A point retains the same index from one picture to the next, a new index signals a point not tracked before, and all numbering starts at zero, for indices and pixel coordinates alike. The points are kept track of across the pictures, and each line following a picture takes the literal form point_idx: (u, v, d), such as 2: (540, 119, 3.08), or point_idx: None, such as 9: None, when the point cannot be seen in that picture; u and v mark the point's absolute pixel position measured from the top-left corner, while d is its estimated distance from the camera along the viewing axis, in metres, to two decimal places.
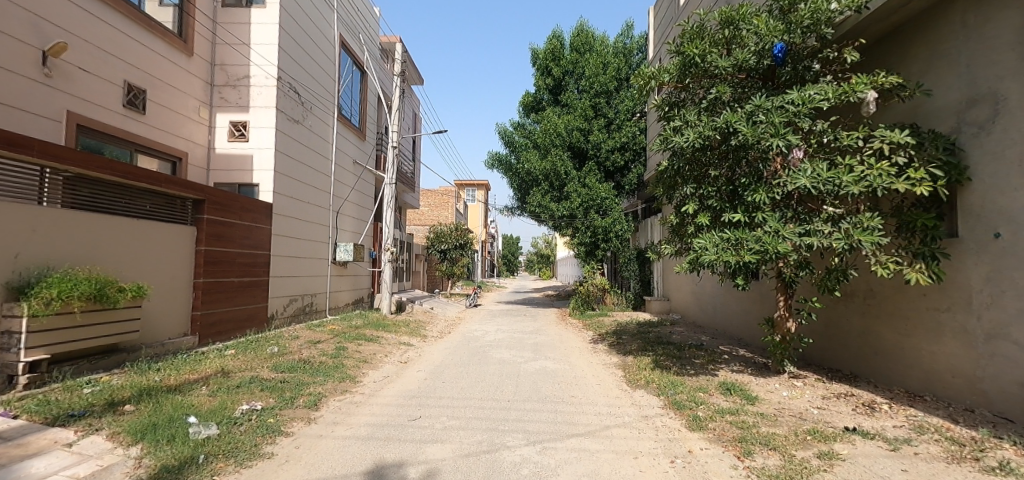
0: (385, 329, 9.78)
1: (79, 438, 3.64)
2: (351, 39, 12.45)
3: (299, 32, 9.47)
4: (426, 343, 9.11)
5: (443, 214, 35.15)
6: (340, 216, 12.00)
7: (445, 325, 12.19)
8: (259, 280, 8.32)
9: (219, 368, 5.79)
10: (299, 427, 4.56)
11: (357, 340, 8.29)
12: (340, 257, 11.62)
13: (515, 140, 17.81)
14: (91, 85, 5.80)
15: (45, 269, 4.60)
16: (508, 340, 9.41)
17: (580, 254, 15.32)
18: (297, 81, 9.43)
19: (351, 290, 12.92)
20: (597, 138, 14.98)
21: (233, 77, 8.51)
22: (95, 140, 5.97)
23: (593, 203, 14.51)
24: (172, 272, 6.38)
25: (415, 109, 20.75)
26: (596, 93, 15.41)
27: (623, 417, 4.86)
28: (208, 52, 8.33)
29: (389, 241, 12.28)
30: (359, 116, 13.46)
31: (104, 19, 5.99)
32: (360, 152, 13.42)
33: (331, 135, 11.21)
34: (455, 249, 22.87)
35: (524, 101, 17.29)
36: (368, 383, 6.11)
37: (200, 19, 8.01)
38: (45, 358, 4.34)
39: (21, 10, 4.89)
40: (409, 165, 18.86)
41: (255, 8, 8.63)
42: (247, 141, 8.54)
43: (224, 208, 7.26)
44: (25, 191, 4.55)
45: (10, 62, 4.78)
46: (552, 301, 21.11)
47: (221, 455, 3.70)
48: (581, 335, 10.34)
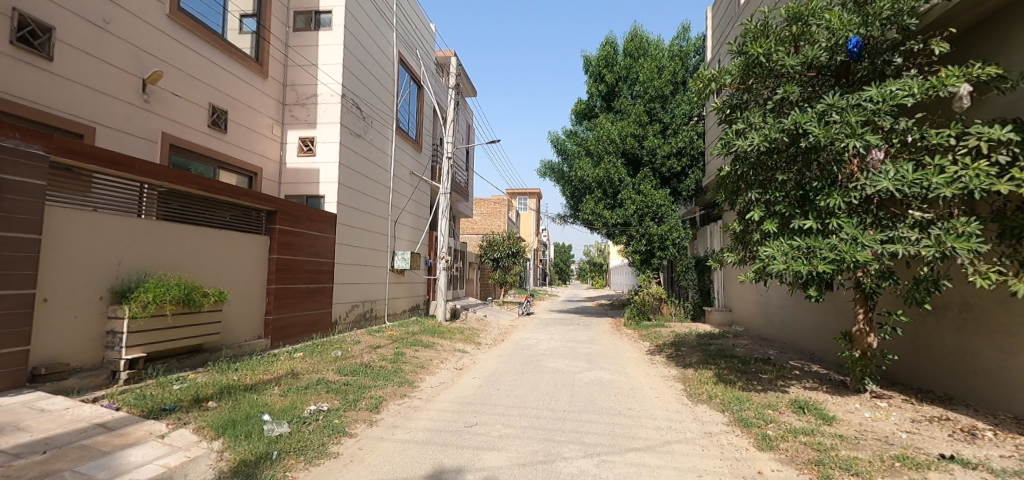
0: (440, 336, 9.96)
1: (170, 430, 4.04)
2: (409, 55, 12.97)
3: (361, 51, 9.97)
4: (480, 350, 9.25)
5: (497, 223, 35.73)
6: (398, 226, 12.41)
7: (498, 333, 12.26)
8: (324, 286, 8.76)
9: (290, 369, 6.11)
10: (362, 429, 4.77)
11: (414, 345, 8.52)
12: (398, 265, 11.96)
13: (567, 147, 17.69)
14: (181, 108, 6.40)
15: (143, 275, 5.15)
16: (561, 349, 9.31)
17: (635, 263, 14.90)
18: (359, 97, 9.88)
19: (408, 297, 13.29)
20: (652, 143, 14.60)
21: (303, 96, 9.05)
22: (183, 157, 6.55)
23: (647, 211, 14.23)
24: (249, 278, 6.86)
25: (469, 120, 21.23)
26: (650, 98, 15.12)
27: (685, 432, 4.66)
28: (281, 74, 8.95)
29: (444, 250, 12.58)
30: (417, 129, 13.97)
31: (192, 48, 6.60)
32: (416, 163, 13.83)
33: (390, 148, 11.68)
34: (508, 258, 23.08)
35: (577, 109, 17.29)
36: (425, 388, 6.23)
37: (274, 43, 8.64)
38: (141, 356, 4.83)
39: (124, 44, 5.55)
40: (463, 176, 19.28)
41: (322, 31, 9.15)
42: (314, 156, 9.01)
43: (293, 218, 7.72)
44: (126, 204, 5.10)
45: (114, 90, 5.43)
46: (605, 310, 20.67)
47: (292, 453, 3.99)
48: (638, 346, 10.03)
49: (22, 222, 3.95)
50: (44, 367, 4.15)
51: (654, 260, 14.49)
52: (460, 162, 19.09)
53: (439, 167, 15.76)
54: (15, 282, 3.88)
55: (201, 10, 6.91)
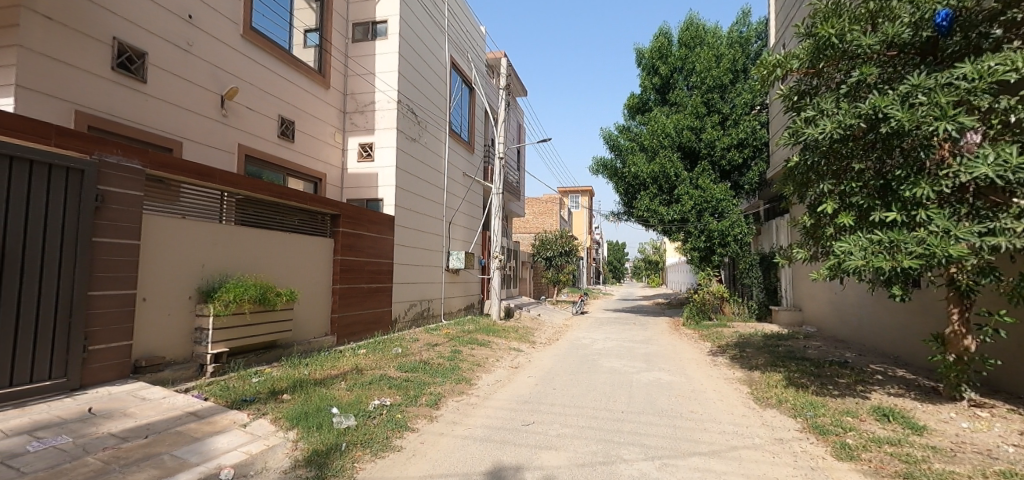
0: (495, 335, 10.08)
1: (250, 420, 4.36)
2: (460, 59, 13.22)
3: (415, 57, 10.28)
4: (535, 349, 9.26)
5: (548, 222, 35.68)
6: (452, 226, 12.69)
7: (552, 332, 12.22)
8: (384, 286, 9.10)
9: (354, 365, 6.41)
10: (422, 424, 4.91)
11: (470, 344, 8.66)
12: (453, 265, 12.21)
13: (620, 144, 16.38)
14: (255, 120, 6.89)
15: (225, 277, 5.60)
16: (617, 349, 9.14)
17: (693, 260, 14.44)
18: (414, 102, 10.18)
19: (463, 296, 13.53)
20: (711, 136, 14.06)
21: (362, 104, 9.45)
22: (257, 166, 7.03)
23: (706, 206, 13.69)
24: (317, 278, 7.26)
25: (520, 119, 21.37)
26: (708, 88, 14.55)
27: (752, 438, 4.44)
28: (342, 84, 9.40)
29: (497, 250, 12.70)
30: (469, 130, 14.21)
31: (263, 64, 7.08)
32: (469, 164, 14.07)
33: (443, 150, 11.95)
34: (560, 256, 22.99)
35: (629, 103, 16.54)
36: (481, 386, 6.33)
37: (335, 55, 9.11)
38: (224, 351, 5.25)
39: (205, 64, 6.06)
40: (514, 175, 19.41)
41: (379, 40, 9.52)
42: (373, 161, 9.38)
43: (355, 221, 8.08)
44: (209, 211, 5.56)
45: (197, 107, 5.94)
46: (662, 310, 20.06)
47: (359, 445, 4.18)
48: (699, 346, 9.66)
49: (124, 229, 4.44)
50: (144, 360, 4.64)
51: (715, 257, 13.93)
52: (511, 162, 19.23)
53: (491, 168, 15.94)
54: (117, 283, 4.39)
55: (268, 27, 7.38)
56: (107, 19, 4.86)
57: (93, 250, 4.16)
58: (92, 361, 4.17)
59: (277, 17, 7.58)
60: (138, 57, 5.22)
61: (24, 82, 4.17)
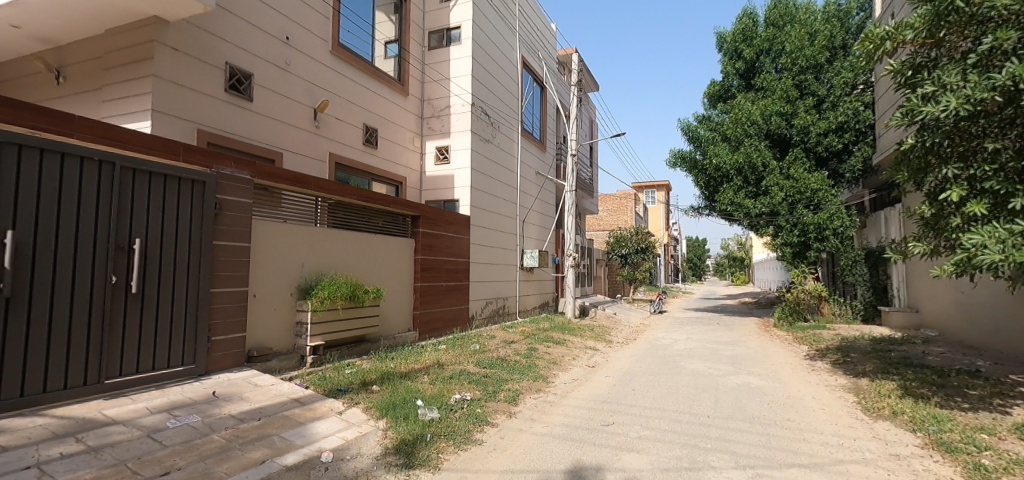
0: (570, 333, 10.03)
1: (345, 408, 4.71)
2: (531, 58, 13.31)
3: (487, 60, 10.50)
4: (612, 348, 9.08)
5: (622, 219, 34.85)
6: (525, 225, 12.81)
7: (629, 331, 11.91)
8: (461, 284, 9.39)
9: (436, 360, 6.68)
10: (502, 419, 5.01)
11: (546, 342, 8.69)
12: (527, 263, 12.34)
13: (700, 134, 15.49)
14: (343, 130, 7.40)
15: (320, 275, 6.09)
16: (701, 350, 8.71)
17: (785, 256, 13.48)
18: (486, 104, 10.40)
19: (538, 294, 13.59)
20: (803, 121, 12.89)
21: (438, 109, 9.78)
22: (346, 173, 7.56)
23: (799, 198, 12.63)
24: (399, 277, 7.65)
25: (592, 115, 21.09)
26: (800, 69, 13.41)
27: (862, 452, 4.01)
28: (420, 91, 9.78)
29: (571, 248, 12.62)
30: (541, 129, 14.25)
31: (349, 77, 7.58)
32: (541, 163, 14.10)
33: (516, 150, 12.08)
34: (636, 254, 22.35)
35: (709, 92, 15.89)
36: (559, 384, 6.32)
37: (413, 63, 9.55)
38: (320, 344, 5.70)
39: (301, 81, 6.62)
40: (587, 172, 19.19)
41: (453, 46, 9.85)
42: (449, 163, 9.72)
43: (433, 222, 8.41)
44: (306, 216, 6.07)
45: (295, 120, 6.51)
46: (750, 310, 18.80)
47: (443, 436, 4.35)
48: (794, 349, 8.94)
49: (238, 234, 5.00)
50: (256, 350, 5.18)
51: (811, 253, 12.87)
52: (584, 159, 19.02)
53: (564, 165, 15.84)
54: (234, 282, 4.96)
55: (354, 42, 7.90)
56: (221, 47, 5.48)
57: (215, 252, 4.75)
58: (215, 350, 4.75)
59: (361, 32, 8.09)
60: (245, 78, 5.82)
61: (158, 107, 4.81)
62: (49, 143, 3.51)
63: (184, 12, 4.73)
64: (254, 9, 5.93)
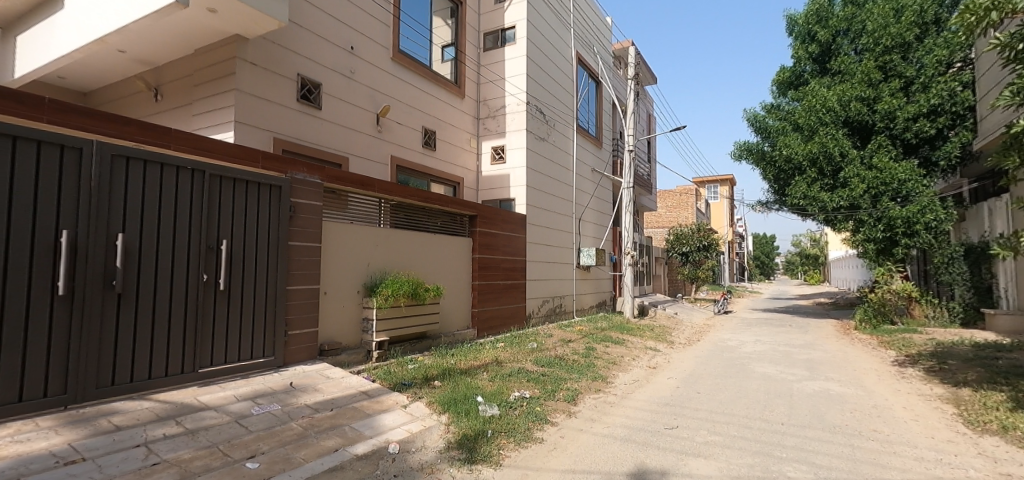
0: (629, 333, 9.81)
1: (409, 402, 4.88)
2: (586, 53, 13.14)
3: (542, 58, 10.48)
4: (674, 350, 8.77)
5: (683, 215, 33.64)
6: (582, 223, 12.69)
7: (692, 332, 11.47)
8: (518, 282, 9.45)
9: (495, 357, 6.77)
10: (562, 418, 4.98)
11: (604, 341, 8.56)
12: (583, 262, 12.21)
13: (768, 124, 14.83)
14: (403, 134, 7.67)
15: (384, 274, 6.35)
16: (772, 353, 8.24)
17: (868, 253, 12.45)
18: (541, 102, 10.39)
19: (595, 293, 13.40)
20: (888, 105, 11.81)
21: (493, 109, 9.91)
22: (406, 175, 7.83)
23: (884, 190, 11.69)
24: (458, 275, 7.81)
25: (649, 109, 20.54)
26: (885, 49, 12.27)
27: (964, 470, 3.62)
28: (475, 92, 9.98)
29: (629, 246, 12.46)
30: (596, 125, 14.04)
31: (409, 81, 7.84)
32: (597, 160, 13.88)
33: (571, 148, 11.98)
34: (698, 252, 21.51)
35: (778, 79, 15.12)
36: (619, 385, 6.21)
37: (468, 65, 9.73)
38: (385, 339, 5.96)
39: (364, 88, 6.93)
40: (645, 168, 18.71)
41: (508, 46, 9.92)
42: (505, 163, 9.80)
43: (490, 221, 8.52)
44: (370, 217, 6.34)
45: (359, 126, 6.82)
46: (827, 311, 17.51)
47: (503, 433, 4.39)
48: (880, 354, 8.24)
49: (310, 234, 5.30)
50: (327, 344, 5.48)
51: (898, 250, 11.76)
52: (641, 155, 18.56)
53: (620, 162, 15.50)
54: (308, 280, 5.27)
55: (413, 48, 8.15)
56: (292, 59, 5.84)
57: (290, 252, 5.08)
58: (291, 343, 5.07)
59: (419, 37, 8.32)
60: (315, 88, 6.18)
61: (239, 118, 5.21)
62: (149, 155, 3.91)
63: (260, 29, 5.07)
64: (321, 22, 6.25)
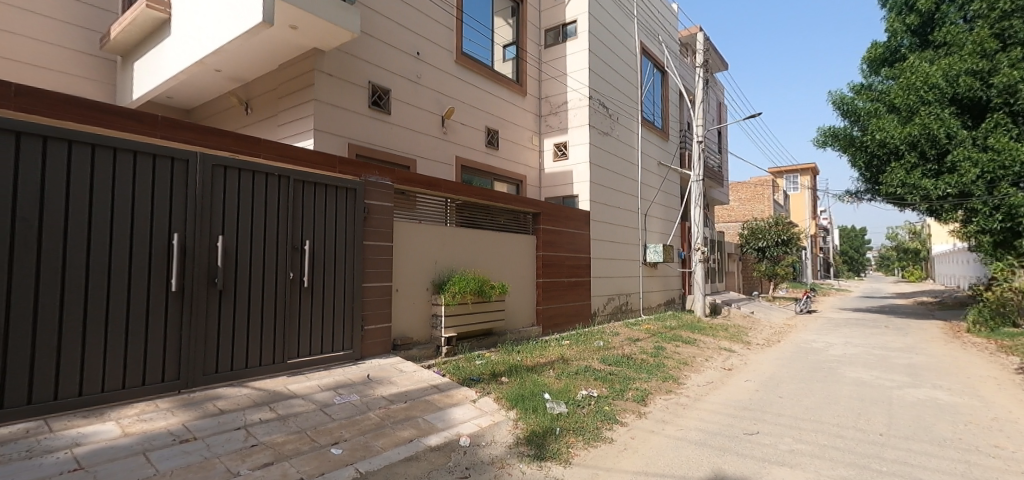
0: (701, 332, 9.41)
1: (478, 397, 4.98)
2: (650, 43, 12.72)
3: (604, 51, 10.28)
4: (752, 351, 8.28)
5: (758, 208, 31.71)
6: (648, 219, 12.33)
7: (772, 332, 10.78)
8: (583, 279, 9.35)
9: (561, 355, 6.76)
10: (632, 419, 4.87)
11: (674, 341, 8.27)
12: (650, 258, 11.87)
13: (858, 106, 13.52)
14: (467, 134, 7.83)
15: (452, 271, 6.53)
16: (867, 357, 7.55)
17: (983, 246, 11.41)
18: (604, 96, 10.19)
19: (663, 291, 12.96)
20: (1006, 79, 10.25)
21: (555, 105, 9.88)
22: (471, 174, 7.99)
23: (1002, 174, 10.21)
24: (522, 273, 7.85)
25: (719, 97, 19.56)
26: (1005, 14, 10.74)
27: None
28: (537, 89, 10.00)
29: (699, 242, 11.99)
30: (662, 117, 13.55)
31: (472, 83, 7.99)
32: (664, 152, 13.40)
33: (636, 141, 11.66)
34: (776, 247, 20.17)
35: (870, 56, 13.89)
36: (692, 386, 5.97)
37: (530, 62, 9.76)
38: (454, 335, 6.13)
39: (430, 92, 7.16)
40: (715, 159, 17.81)
41: (570, 41, 9.82)
42: (568, 159, 9.72)
43: (554, 218, 8.51)
44: (438, 216, 6.54)
45: (426, 128, 7.06)
46: (931, 311, 15.76)
47: (572, 431, 4.37)
48: (1000, 361, 7.29)
49: (382, 234, 5.56)
50: (400, 339, 5.72)
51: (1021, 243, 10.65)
52: (711, 146, 17.70)
53: (688, 154, 14.88)
54: (382, 277, 5.54)
55: (476, 50, 8.31)
56: (364, 67, 6.14)
57: (366, 251, 5.36)
58: (368, 338, 5.35)
59: (481, 38, 8.46)
60: (385, 94, 6.47)
61: (318, 126, 5.57)
62: (243, 164, 4.27)
63: (335, 41, 5.38)
64: (389, 30, 6.52)
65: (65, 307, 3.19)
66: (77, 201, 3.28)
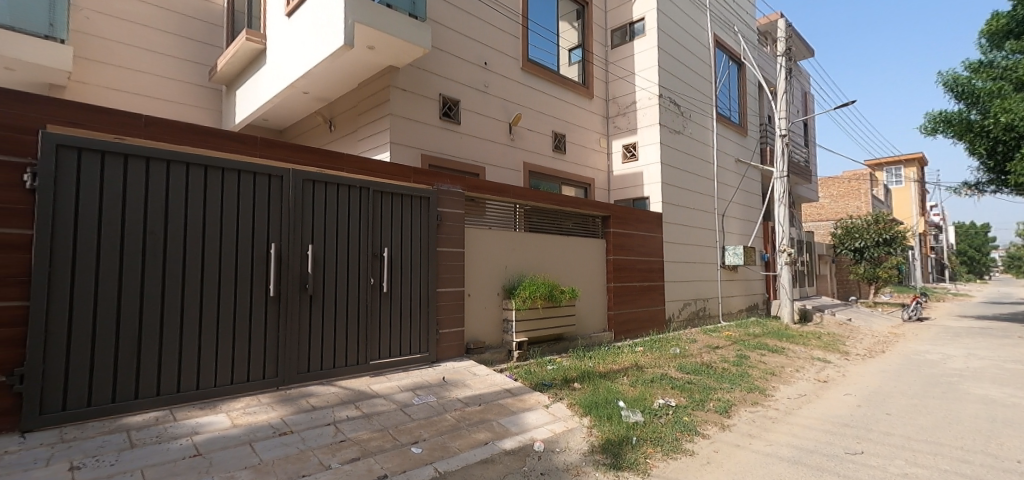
0: (791, 341, 8.72)
1: (551, 402, 4.96)
2: (725, 34, 12.10)
3: (674, 46, 9.93)
4: (851, 362, 7.51)
5: (854, 205, 28.98)
6: (726, 219, 11.69)
7: (875, 342, 9.75)
8: (655, 284, 9.04)
9: (635, 362, 6.57)
10: (714, 431, 4.61)
11: (759, 349, 7.75)
12: (729, 261, 11.25)
13: (975, 86, 11.89)
14: (534, 139, 7.88)
15: (521, 276, 6.59)
16: (998, 372, 6.59)
17: None
18: (676, 93, 9.82)
19: (745, 295, 12.19)
20: None
21: (624, 106, 9.68)
22: (539, 179, 8.04)
23: None
24: (591, 277, 7.74)
25: (805, 87, 18.17)
26: None
27: None
28: (604, 91, 9.86)
29: (784, 243, 11.18)
30: (739, 111, 12.82)
31: (538, 88, 8.04)
32: (742, 148, 12.65)
33: (711, 138, 11.11)
34: (877, 247, 18.29)
35: (990, 29, 12.23)
36: (782, 399, 5.55)
37: (596, 64, 9.66)
38: (525, 340, 6.17)
39: (498, 100, 7.30)
40: (801, 153, 16.51)
41: (637, 40, 9.60)
42: (638, 160, 9.47)
43: (624, 220, 8.31)
44: (507, 222, 6.62)
45: (494, 136, 7.20)
46: None
47: (649, 441, 4.22)
48: None
49: (455, 241, 5.74)
50: (473, 343, 5.85)
51: None
52: (796, 140, 16.45)
53: (770, 148, 13.90)
54: (455, 282, 5.71)
55: (542, 56, 8.38)
56: (434, 80, 6.39)
57: (440, 257, 5.55)
58: (444, 341, 5.53)
59: (547, 43, 8.51)
60: (455, 105, 6.69)
61: (394, 139, 5.87)
62: (329, 178, 4.59)
63: (408, 57, 5.64)
64: (458, 42, 6.73)
65: (185, 312, 3.61)
66: (194, 217, 3.71)
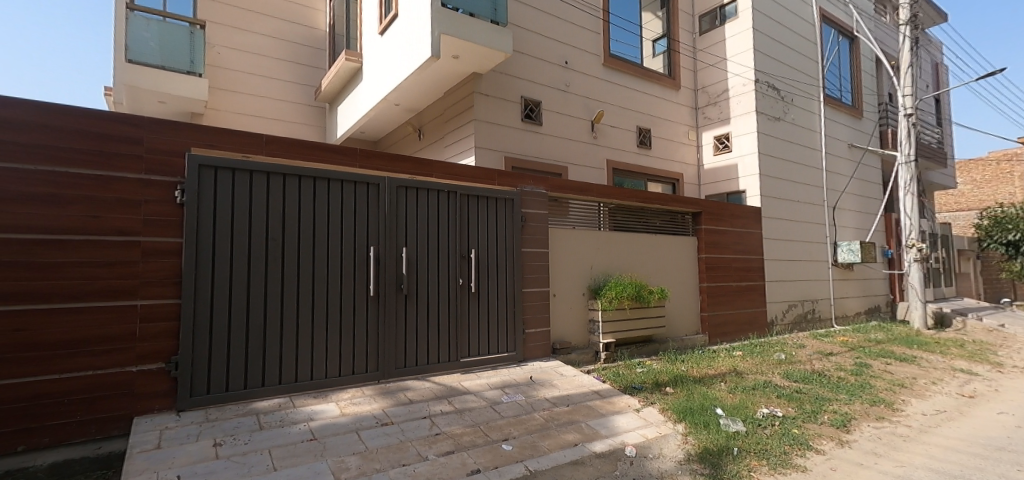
0: (924, 349, 7.62)
1: (642, 406, 4.80)
2: (832, 7, 10.93)
3: (772, 26, 9.17)
4: (1007, 376, 6.37)
5: (1005, 190, 24.62)
6: (837, 212, 10.54)
7: None
8: (754, 283, 8.39)
9: (733, 367, 6.15)
10: (830, 447, 4.16)
11: (884, 358, 6.87)
12: (843, 258, 10.13)
13: None
14: (617, 136, 7.69)
15: (607, 275, 6.46)
16: None
17: None
18: (774, 77, 9.06)
19: (863, 297, 10.91)
20: None
21: (714, 95, 9.13)
22: (624, 176, 7.83)
23: None
24: (681, 277, 7.37)
25: (936, 58, 15.81)
26: None
27: None
28: (692, 81, 9.37)
29: (912, 237, 9.86)
30: (850, 91, 11.49)
31: (621, 83, 7.84)
32: (856, 132, 11.31)
33: (816, 123, 10.08)
34: None
35: None
36: (915, 415, 4.87)
37: (683, 52, 9.21)
38: (612, 341, 6.05)
39: (579, 98, 7.23)
40: (933, 133, 14.37)
41: (729, 23, 9.01)
42: (731, 151, 8.87)
43: (716, 216, 7.81)
44: (591, 221, 6.51)
45: (576, 135, 7.15)
46: None
47: (753, 453, 3.92)
48: None
49: (539, 241, 5.77)
50: (559, 343, 5.85)
51: None
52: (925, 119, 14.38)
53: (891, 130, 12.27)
54: (540, 282, 5.74)
55: (624, 50, 8.16)
56: (516, 83, 6.48)
57: (525, 258, 5.62)
58: (530, 341, 5.59)
59: (630, 37, 8.28)
60: (537, 106, 6.74)
61: (479, 144, 6.06)
62: (420, 183, 4.84)
63: (491, 63, 5.77)
64: (538, 44, 6.78)
65: (301, 310, 4.01)
66: (306, 224, 4.10)
